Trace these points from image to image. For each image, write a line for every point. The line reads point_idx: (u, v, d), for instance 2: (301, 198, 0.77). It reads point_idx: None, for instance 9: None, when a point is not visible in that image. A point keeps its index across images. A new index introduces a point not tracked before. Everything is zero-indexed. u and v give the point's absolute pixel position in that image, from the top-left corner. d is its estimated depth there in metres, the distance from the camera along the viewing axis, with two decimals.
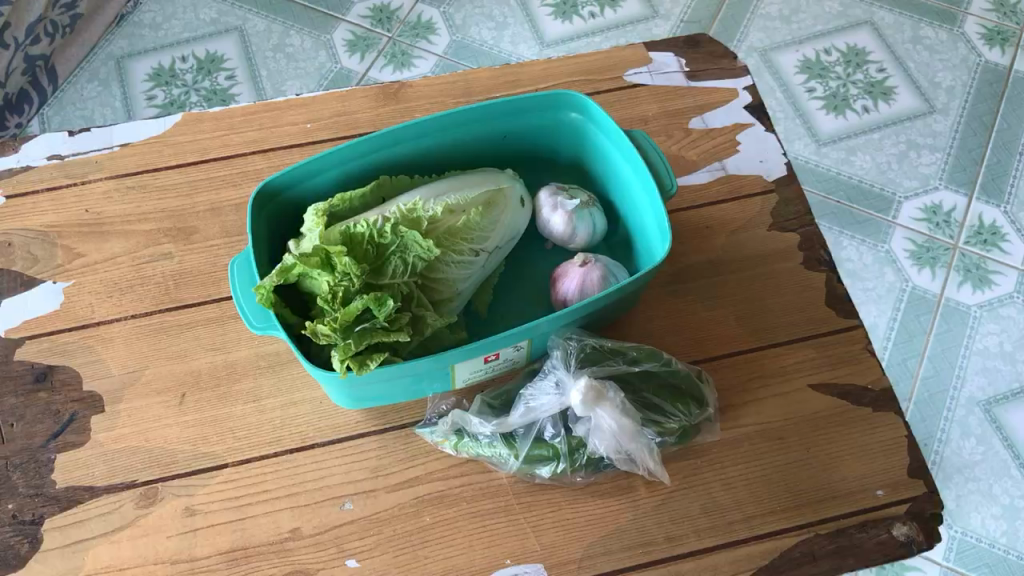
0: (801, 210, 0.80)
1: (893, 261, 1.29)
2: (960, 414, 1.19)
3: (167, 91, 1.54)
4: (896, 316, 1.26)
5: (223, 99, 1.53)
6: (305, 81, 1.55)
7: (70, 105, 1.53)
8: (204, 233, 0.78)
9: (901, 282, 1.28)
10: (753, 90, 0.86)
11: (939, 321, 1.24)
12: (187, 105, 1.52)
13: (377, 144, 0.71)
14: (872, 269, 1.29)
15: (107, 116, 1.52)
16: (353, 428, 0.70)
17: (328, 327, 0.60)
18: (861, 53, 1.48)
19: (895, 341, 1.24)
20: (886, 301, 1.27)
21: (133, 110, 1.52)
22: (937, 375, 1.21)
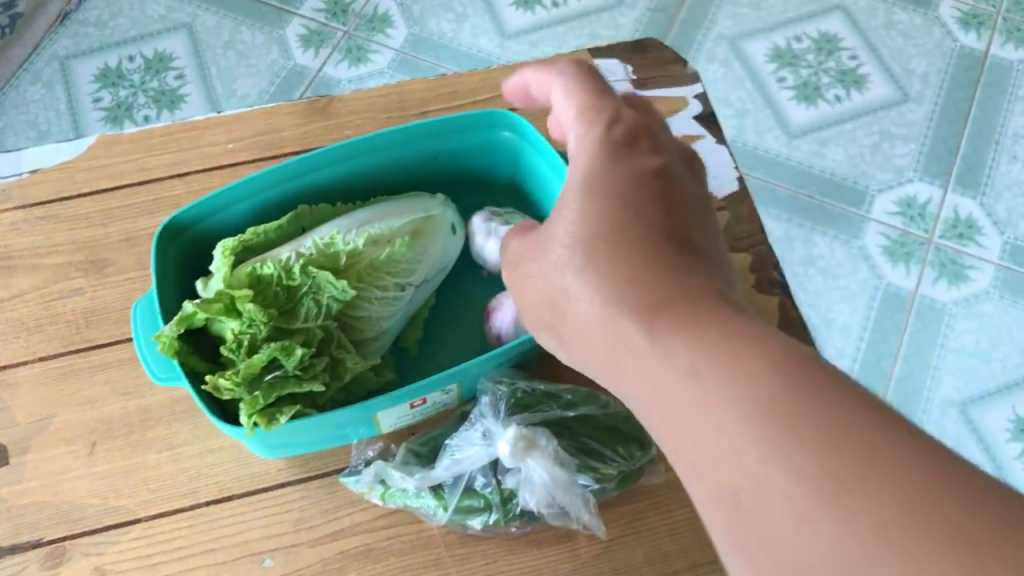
0: (753, 228, 0.75)
1: (866, 257, 1.24)
2: (935, 415, 1.15)
3: (114, 93, 1.48)
4: (869, 314, 1.21)
5: (171, 101, 1.47)
6: (257, 79, 1.49)
7: (14, 109, 1.47)
8: (118, 266, 0.73)
9: (875, 279, 1.22)
10: (703, 99, 0.81)
11: (913, 319, 1.19)
12: (134, 107, 1.47)
13: (293, 171, 0.66)
14: (845, 266, 1.24)
15: (52, 121, 1.46)
16: (274, 476, 0.65)
17: (231, 380, 0.56)
18: (834, 40, 1.40)
19: (869, 340, 1.19)
20: (859, 299, 1.22)
21: (78, 114, 1.47)
22: (912, 375, 1.17)
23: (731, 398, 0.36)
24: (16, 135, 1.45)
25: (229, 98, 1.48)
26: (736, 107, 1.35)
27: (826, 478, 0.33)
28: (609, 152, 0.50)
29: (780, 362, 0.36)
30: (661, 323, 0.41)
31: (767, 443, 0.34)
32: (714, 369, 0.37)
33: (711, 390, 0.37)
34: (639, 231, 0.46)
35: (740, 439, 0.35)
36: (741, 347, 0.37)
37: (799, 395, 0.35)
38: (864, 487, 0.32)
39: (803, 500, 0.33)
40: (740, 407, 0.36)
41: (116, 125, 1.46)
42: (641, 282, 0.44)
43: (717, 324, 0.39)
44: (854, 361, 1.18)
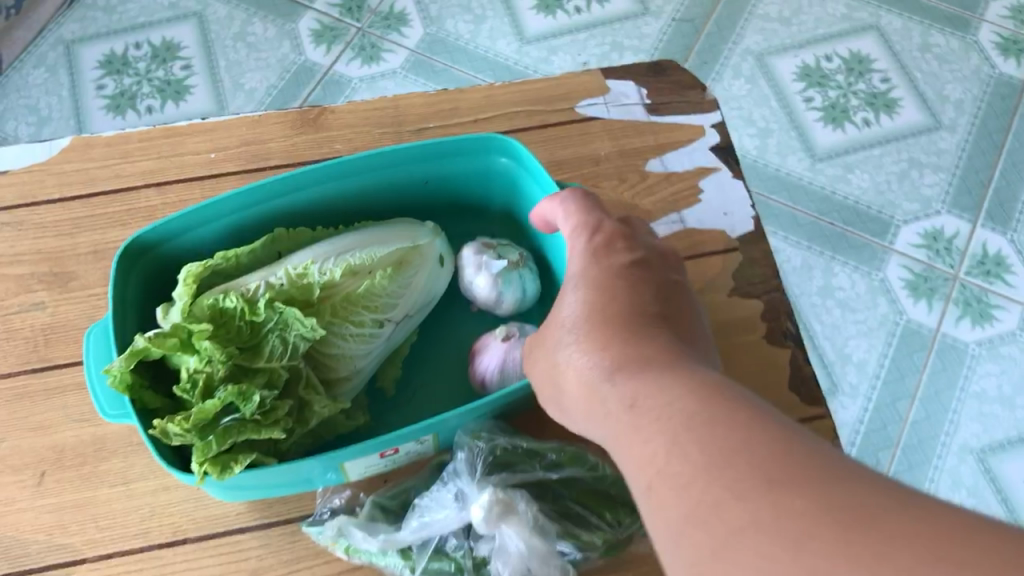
0: (767, 272, 0.70)
1: (887, 291, 1.16)
2: (951, 462, 1.07)
3: (118, 81, 1.38)
4: (887, 352, 1.13)
5: (177, 92, 1.36)
6: (266, 74, 1.38)
7: (14, 93, 1.38)
8: (82, 280, 0.68)
9: (895, 315, 1.15)
10: (721, 128, 0.76)
11: (934, 359, 1.12)
12: (137, 96, 1.36)
13: (270, 192, 0.61)
14: (864, 299, 1.16)
15: (53, 106, 1.37)
16: (233, 520, 0.60)
17: (181, 426, 0.51)
18: (866, 60, 1.32)
19: (884, 380, 1.11)
20: (877, 334, 1.14)
21: (80, 100, 1.37)
22: (930, 419, 1.09)
23: (669, 412, 0.37)
24: (15, 120, 1.36)
25: (236, 92, 1.37)
26: (760, 127, 1.27)
27: (733, 463, 0.33)
28: (593, 258, 0.50)
29: (709, 397, 0.37)
30: (628, 369, 0.41)
31: (690, 442, 0.35)
32: (663, 396, 0.38)
33: (650, 424, 0.38)
34: (622, 307, 0.45)
35: (671, 439, 0.36)
36: (686, 379, 0.39)
37: (728, 407, 0.36)
38: (758, 466, 0.33)
39: (711, 481, 0.33)
40: (675, 422, 0.37)
41: (117, 115, 1.35)
42: (617, 343, 0.43)
43: (675, 368, 0.40)
44: (868, 401, 1.10)
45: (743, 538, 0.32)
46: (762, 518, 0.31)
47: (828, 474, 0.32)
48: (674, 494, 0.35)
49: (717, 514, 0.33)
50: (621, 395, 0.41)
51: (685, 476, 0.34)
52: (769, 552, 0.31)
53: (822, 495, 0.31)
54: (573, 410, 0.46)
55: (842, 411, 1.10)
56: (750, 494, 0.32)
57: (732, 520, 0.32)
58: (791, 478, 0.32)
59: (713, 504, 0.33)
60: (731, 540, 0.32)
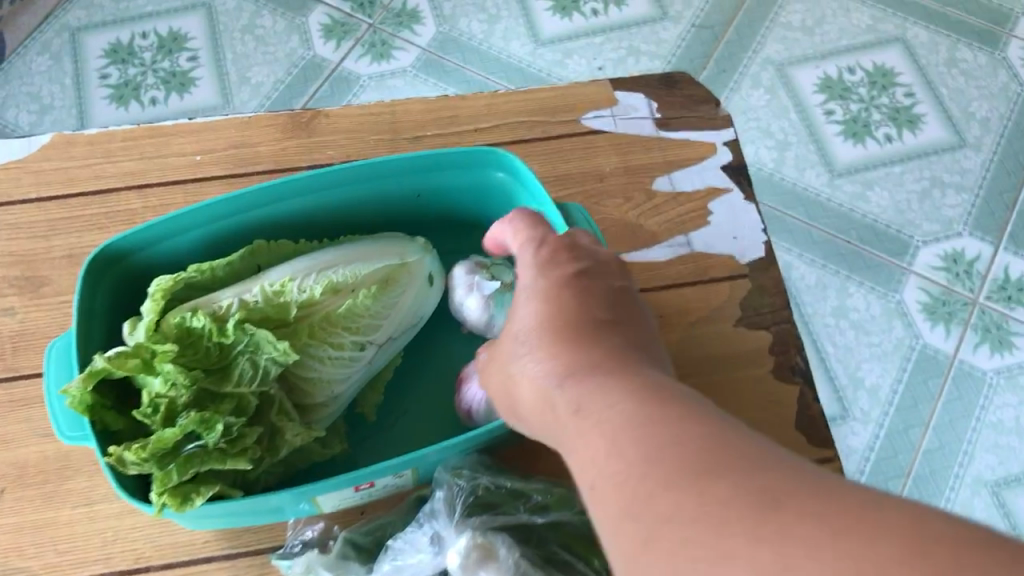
0: (777, 302, 0.66)
1: (903, 313, 1.07)
2: (965, 495, 0.98)
3: (122, 70, 1.24)
4: (901, 377, 1.03)
5: (182, 85, 1.23)
6: (273, 68, 1.25)
7: (17, 79, 1.24)
8: (55, 286, 0.65)
9: (911, 338, 1.05)
10: (734, 147, 0.72)
11: (949, 387, 1.02)
12: (142, 89, 1.22)
13: (252, 202, 0.58)
14: (879, 322, 1.07)
15: (55, 95, 1.23)
16: (201, 549, 0.57)
17: (137, 454, 0.47)
18: (890, 74, 1.21)
19: (898, 407, 1.02)
20: (891, 359, 1.04)
21: (84, 87, 1.23)
22: (944, 449, 1.00)
23: (611, 415, 0.35)
24: (16, 108, 1.22)
25: (242, 87, 1.24)
26: (778, 139, 1.17)
27: (666, 458, 0.32)
28: (542, 268, 0.46)
29: (652, 398, 0.35)
30: (574, 371, 0.39)
31: (628, 442, 0.34)
32: (606, 398, 0.37)
33: (591, 423, 0.36)
34: (575, 313, 0.42)
35: (610, 438, 0.34)
36: (633, 379, 0.37)
37: (668, 408, 0.34)
38: (689, 459, 0.31)
39: (644, 478, 0.32)
40: (618, 419, 0.35)
41: (122, 106, 1.22)
42: (567, 346, 0.41)
43: (622, 369, 0.38)
44: (880, 428, 1.01)
45: (670, 529, 0.30)
46: (690, 510, 0.30)
47: (753, 459, 0.31)
48: (609, 489, 0.33)
49: (647, 507, 0.31)
50: (566, 396, 0.38)
51: (621, 472, 0.33)
52: (692, 541, 0.30)
53: (758, 488, 0.30)
54: (526, 416, 0.43)
55: (851, 437, 1.01)
56: (680, 487, 0.31)
57: (661, 513, 0.31)
58: (720, 469, 0.31)
59: (643, 498, 0.32)
60: (659, 535, 0.30)
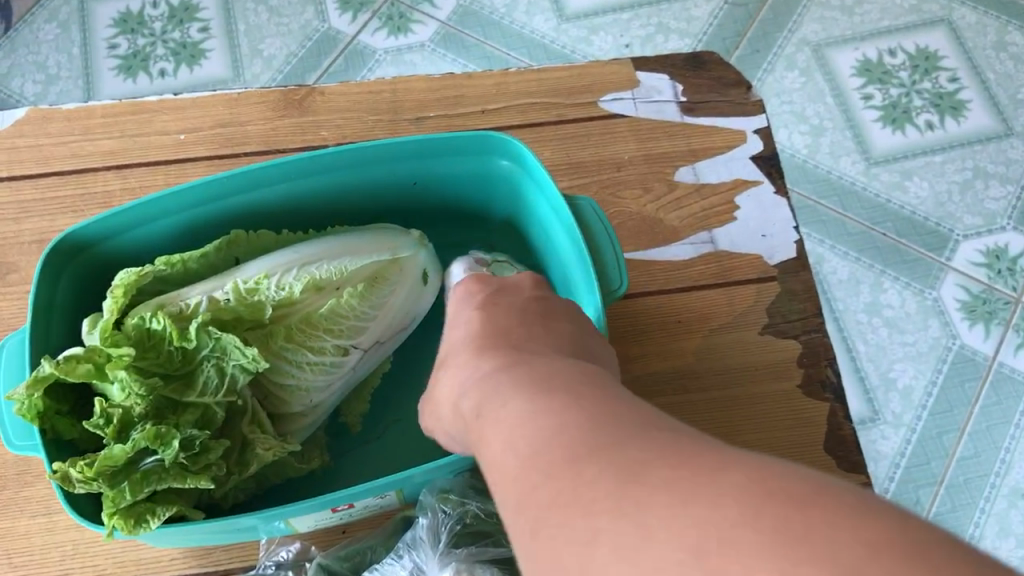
0: (807, 307, 0.60)
1: (940, 312, 0.99)
2: (1000, 506, 0.91)
3: (132, 41, 1.11)
4: (935, 380, 0.96)
5: (192, 59, 1.11)
6: (287, 39, 1.13)
7: (23, 47, 1.12)
8: (24, 273, 0.60)
9: (948, 339, 0.98)
10: (765, 135, 0.65)
11: (987, 392, 0.95)
12: (151, 62, 1.10)
13: (231, 188, 0.52)
14: (914, 319, 0.99)
15: (61, 66, 1.11)
16: (166, 567, 0.52)
17: (84, 472, 0.43)
18: (934, 58, 1.11)
19: (931, 410, 0.95)
20: (926, 359, 0.97)
21: (91, 61, 1.11)
22: (979, 457, 0.92)
23: (513, 408, 0.33)
24: (21, 77, 1.11)
25: (254, 60, 1.12)
26: (812, 124, 1.08)
27: (553, 445, 0.30)
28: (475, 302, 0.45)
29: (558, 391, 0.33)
30: (488, 370, 0.38)
31: (532, 433, 0.31)
32: (512, 393, 0.35)
33: (501, 418, 0.34)
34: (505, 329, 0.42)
35: (512, 429, 0.32)
36: (543, 373, 0.35)
37: (569, 396, 0.32)
38: (576, 442, 0.29)
39: (534, 466, 0.30)
40: (524, 412, 0.32)
41: (129, 78, 1.10)
42: (487, 353, 0.39)
43: (537, 363, 0.36)
44: (912, 432, 0.94)
45: (552, 516, 0.28)
46: (567, 492, 0.28)
47: (624, 431, 0.29)
48: (508, 482, 0.31)
49: (533, 495, 0.29)
50: (477, 396, 0.37)
51: (518, 463, 0.30)
52: (567, 522, 0.27)
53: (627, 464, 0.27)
54: (450, 426, 0.41)
55: (879, 441, 0.94)
56: (563, 471, 0.29)
57: (545, 499, 0.28)
58: (598, 446, 0.28)
59: (534, 488, 0.29)
60: (545, 522, 0.28)
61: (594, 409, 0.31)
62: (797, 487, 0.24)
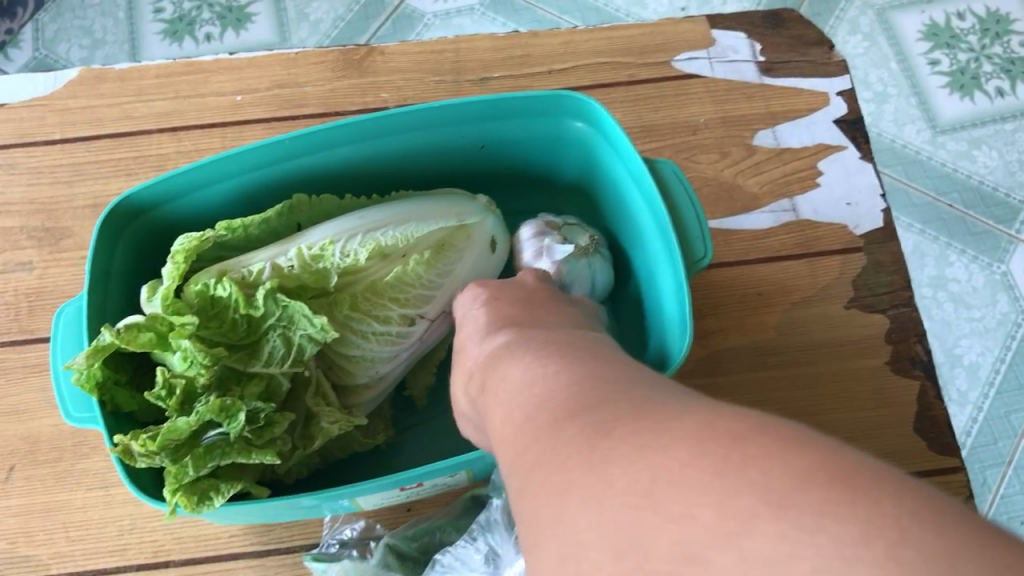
0: (895, 280, 0.56)
1: (1009, 286, 0.94)
2: None
3: (178, 3, 1.09)
4: (1005, 357, 0.91)
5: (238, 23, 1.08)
6: (334, 3, 1.10)
7: (68, 11, 1.10)
8: (78, 239, 0.58)
9: (1018, 315, 0.93)
10: (849, 97, 0.62)
11: None
12: (197, 25, 1.08)
13: (291, 150, 0.50)
14: (982, 294, 0.94)
15: (108, 30, 1.09)
16: (224, 543, 0.50)
17: (147, 446, 0.41)
18: (1005, 20, 1.05)
19: (999, 388, 0.90)
20: (993, 335, 0.92)
21: (136, 25, 1.09)
22: None
23: (520, 377, 0.31)
24: (67, 41, 1.08)
25: (301, 24, 1.09)
26: (876, 90, 1.03)
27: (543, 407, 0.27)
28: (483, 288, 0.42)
29: (577, 360, 0.30)
30: (497, 345, 0.35)
31: (556, 392, 0.28)
32: (517, 364, 0.32)
33: (517, 385, 0.31)
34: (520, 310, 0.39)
35: (515, 397, 0.30)
36: (558, 346, 0.32)
37: (576, 360, 0.30)
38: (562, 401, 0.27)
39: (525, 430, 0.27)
40: (545, 376, 0.29)
41: (175, 42, 1.08)
42: (500, 332, 0.37)
43: (549, 335, 0.34)
44: (978, 411, 0.89)
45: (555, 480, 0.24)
46: (544, 449, 0.26)
47: (601, 392, 0.27)
48: (504, 448, 0.28)
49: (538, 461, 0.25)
50: (484, 370, 0.34)
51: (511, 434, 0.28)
52: (545, 482, 0.25)
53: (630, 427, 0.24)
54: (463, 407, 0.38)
55: None
56: (545, 430, 0.26)
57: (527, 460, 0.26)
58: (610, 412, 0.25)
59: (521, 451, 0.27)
60: (529, 481, 0.25)
61: (588, 373, 0.29)
62: (775, 433, 0.22)
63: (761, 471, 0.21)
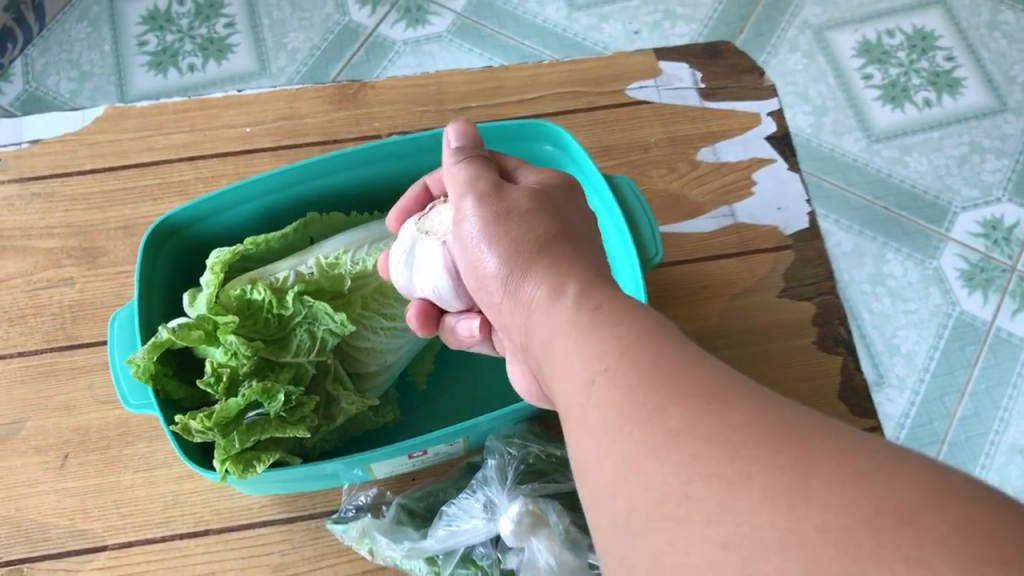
0: (819, 272, 0.66)
1: (940, 280, 1.04)
2: (999, 462, 0.95)
3: (162, 38, 1.16)
4: (937, 345, 1.00)
5: (220, 55, 1.16)
6: (310, 33, 1.18)
7: (57, 46, 1.16)
8: (112, 257, 0.67)
9: (948, 306, 1.02)
10: (778, 116, 0.72)
11: (986, 354, 0.99)
12: (180, 58, 1.15)
13: (304, 175, 0.59)
14: (916, 288, 1.03)
15: (96, 63, 1.15)
16: (255, 513, 0.59)
17: (202, 423, 0.49)
18: (930, 38, 1.16)
19: (934, 373, 0.99)
20: (927, 326, 1.01)
21: (122, 58, 1.16)
22: (979, 416, 0.97)
23: (595, 326, 0.35)
24: (56, 75, 1.15)
25: (279, 54, 1.16)
26: (815, 104, 1.13)
27: (638, 406, 0.30)
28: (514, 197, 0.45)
29: (662, 338, 0.33)
30: (555, 286, 0.39)
31: (637, 355, 0.32)
32: (581, 338, 0.35)
33: (593, 333, 0.35)
34: (558, 215, 0.44)
35: (606, 352, 0.34)
36: (631, 312, 0.35)
37: (631, 324, 0.34)
38: (656, 400, 0.30)
39: (617, 430, 0.31)
40: (630, 340, 0.33)
41: (160, 73, 1.15)
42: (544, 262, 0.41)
43: (610, 299, 0.37)
44: (915, 395, 0.98)
45: (695, 459, 0.28)
46: (657, 419, 0.30)
47: (706, 400, 0.29)
48: (604, 401, 0.32)
49: (662, 427, 0.29)
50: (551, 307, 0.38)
51: (597, 439, 0.32)
52: (651, 485, 0.28)
53: (778, 436, 0.27)
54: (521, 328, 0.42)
55: (885, 404, 0.98)
56: (648, 394, 0.31)
57: (627, 457, 0.30)
58: (717, 398, 0.29)
59: (617, 451, 0.30)
60: (669, 455, 0.28)
61: (690, 375, 0.31)
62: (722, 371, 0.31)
63: (816, 455, 0.26)
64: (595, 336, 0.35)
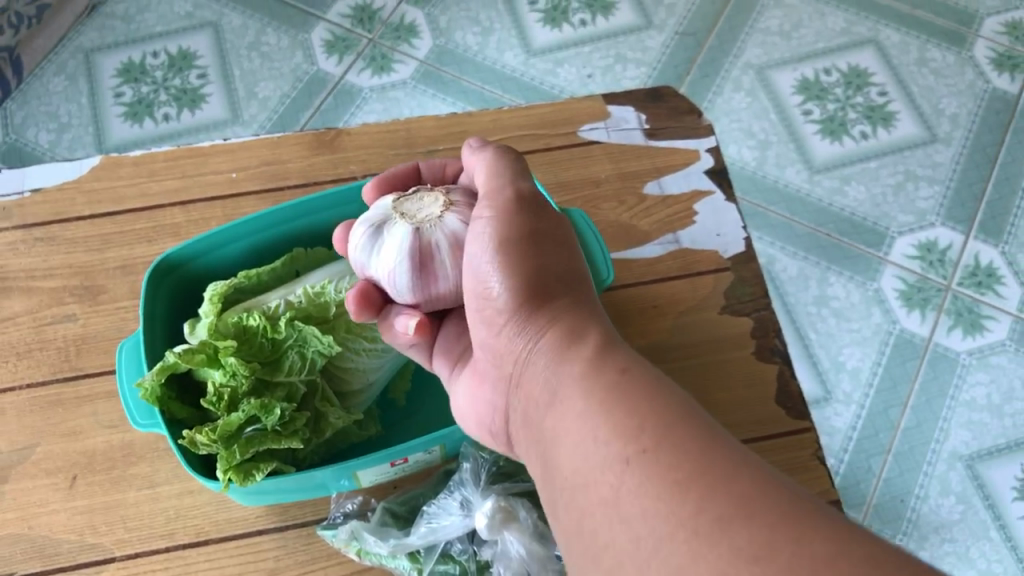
0: (756, 291, 0.74)
1: (881, 301, 1.11)
2: (941, 469, 1.01)
3: (136, 89, 1.23)
4: (880, 361, 1.07)
5: (193, 104, 1.22)
6: (279, 82, 1.24)
7: (36, 99, 1.22)
8: (112, 294, 0.72)
9: (889, 324, 1.09)
10: (716, 152, 0.80)
11: (925, 368, 1.06)
12: (155, 109, 1.21)
13: (289, 215, 0.65)
14: (859, 309, 1.11)
15: (73, 114, 1.21)
16: (251, 522, 0.64)
17: (207, 436, 0.55)
18: (863, 75, 1.25)
19: (878, 388, 1.06)
20: (870, 343, 1.09)
21: (98, 108, 1.21)
22: (921, 427, 1.03)
23: (626, 402, 0.41)
24: (36, 127, 1.20)
25: (250, 102, 1.23)
26: (759, 139, 1.22)
27: (693, 517, 0.35)
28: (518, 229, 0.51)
29: (709, 453, 0.38)
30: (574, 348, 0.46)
31: (679, 449, 0.38)
32: (610, 415, 0.41)
33: (630, 423, 0.40)
34: (566, 257, 0.51)
35: (646, 434, 0.39)
36: (664, 408, 0.40)
37: (662, 409, 0.40)
38: (713, 511, 0.35)
39: (667, 538, 0.36)
40: (675, 442, 0.38)
41: (135, 123, 1.20)
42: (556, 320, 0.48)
43: (632, 375, 0.43)
44: (861, 408, 1.05)
45: None
46: (721, 536, 0.34)
47: (776, 535, 0.33)
48: (646, 490, 0.37)
49: (729, 550, 0.34)
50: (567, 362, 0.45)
51: (642, 540, 0.37)
52: None
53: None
54: (523, 368, 0.48)
55: (834, 418, 1.05)
56: (699, 499, 0.36)
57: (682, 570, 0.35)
58: (781, 527, 0.34)
59: (666, 559, 0.35)
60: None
61: (746, 498, 0.35)
62: (763, 494, 0.35)
63: None
64: (631, 417, 0.40)
